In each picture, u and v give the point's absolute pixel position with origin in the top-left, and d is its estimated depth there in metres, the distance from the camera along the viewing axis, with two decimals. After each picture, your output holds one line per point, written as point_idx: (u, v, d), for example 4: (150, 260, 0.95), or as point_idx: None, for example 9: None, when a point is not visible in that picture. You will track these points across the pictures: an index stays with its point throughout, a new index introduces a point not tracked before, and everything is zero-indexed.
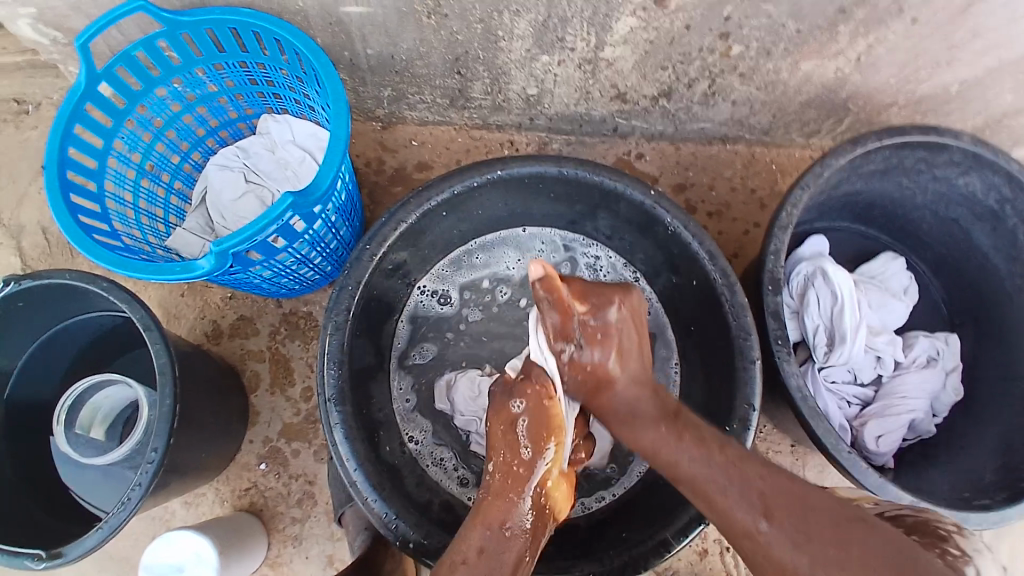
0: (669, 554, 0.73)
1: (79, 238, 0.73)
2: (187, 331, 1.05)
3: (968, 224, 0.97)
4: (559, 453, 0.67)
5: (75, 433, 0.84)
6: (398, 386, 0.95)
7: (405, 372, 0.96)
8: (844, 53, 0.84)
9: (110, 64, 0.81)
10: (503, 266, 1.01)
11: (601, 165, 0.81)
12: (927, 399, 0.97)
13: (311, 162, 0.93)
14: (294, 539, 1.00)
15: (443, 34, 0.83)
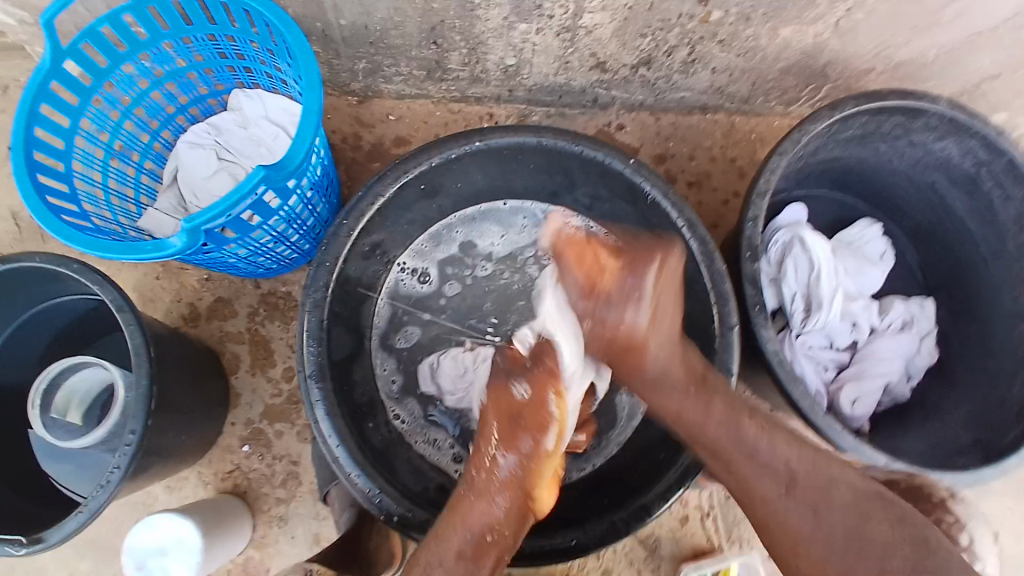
0: (650, 517, 0.75)
1: (49, 220, 0.71)
2: (164, 314, 1.03)
3: (944, 189, 0.98)
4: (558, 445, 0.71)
5: (51, 417, 0.83)
6: (382, 368, 0.94)
7: (390, 354, 0.96)
8: (823, 18, 0.84)
9: (74, 40, 0.78)
10: (486, 243, 0.99)
11: (580, 134, 0.80)
12: (900, 362, 1.00)
13: (285, 137, 0.91)
14: (279, 519, 1.00)
15: (418, 3, 0.81)
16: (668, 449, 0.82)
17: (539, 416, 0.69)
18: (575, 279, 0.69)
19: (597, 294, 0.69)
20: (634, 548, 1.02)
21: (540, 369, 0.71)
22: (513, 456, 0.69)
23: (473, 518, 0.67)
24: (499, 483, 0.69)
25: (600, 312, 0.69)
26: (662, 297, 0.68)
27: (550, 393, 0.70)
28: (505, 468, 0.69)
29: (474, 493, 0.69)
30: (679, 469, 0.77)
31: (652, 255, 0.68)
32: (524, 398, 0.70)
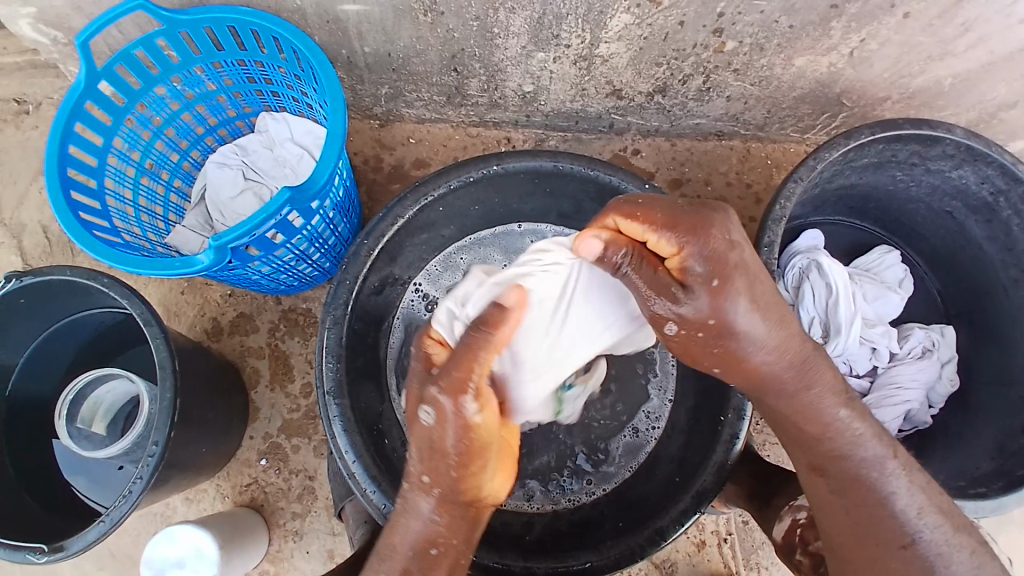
0: (665, 542, 0.75)
1: (80, 234, 0.73)
2: (187, 328, 1.05)
3: (962, 217, 0.97)
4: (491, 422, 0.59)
5: (76, 428, 0.85)
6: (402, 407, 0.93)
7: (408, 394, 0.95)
8: (837, 48, 0.85)
9: (109, 62, 0.81)
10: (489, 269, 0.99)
11: (596, 160, 0.82)
12: (922, 389, 0.98)
13: (309, 158, 0.94)
14: (294, 534, 1.01)
15: (439, 31, 0.84)
16: (684, 474, 0.81)
17: (472, 420, 0.57)
18: (637, 280, 0.59)
19: (670, 292, 0.58)
20: (650, 573, 1.02)
21: (444, 378, 0.56)
22: (444, 464, 0.59)
23: (410, 533, 0.61)
24: (427, 494, 0.60)
25: (682, 315, 0.58)
26: (741, 275, 0.57)
27: (469, 399, 0.56)
28: (434, 481, 0.60)
29: (409, 510, 0.61)
30: (695, 493, 0.77)
31: (705, 226, 0.56)
32: (438, 415, 0.57)
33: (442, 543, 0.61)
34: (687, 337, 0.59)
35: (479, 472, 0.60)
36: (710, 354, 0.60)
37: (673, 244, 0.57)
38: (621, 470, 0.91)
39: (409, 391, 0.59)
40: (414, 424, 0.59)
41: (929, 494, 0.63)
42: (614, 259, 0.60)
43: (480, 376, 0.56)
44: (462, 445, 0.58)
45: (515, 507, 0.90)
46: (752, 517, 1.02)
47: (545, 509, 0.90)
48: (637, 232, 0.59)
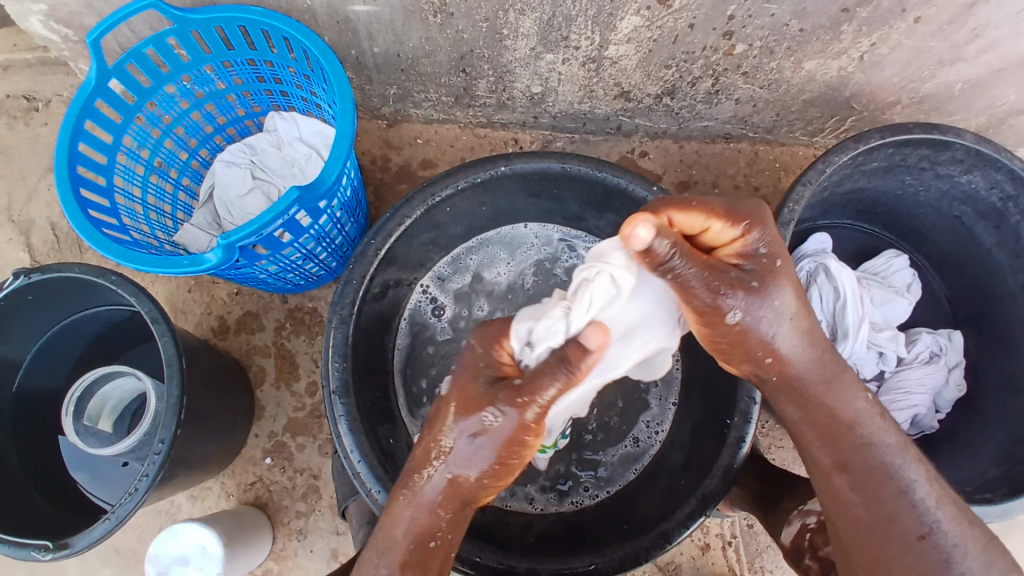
0: (670, 545, 0.74)
1: (89, 232, 0.73)
2: (194, 325, 1.06)
3: (971, 222, 0.97)
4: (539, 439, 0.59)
5: (83, 424, 0.84)
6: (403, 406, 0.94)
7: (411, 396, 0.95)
8: (847, 52, 0.85)
9: (120, 60, 0.81)
10: (493, 271, 1.00)
11: (604, 162, 0.82)
12: (928, 395, 0.97)
13: (317, 158, 0.94)
14: (298, 532, 1.01)
15: (448, 32, 0.84)
16: (689, 477, 0.81)
17: (529, 434, 0.58)
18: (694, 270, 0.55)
19: (732, 278, 0.57)
20: None
21: (523, 391, 0.56)
22: (479, 471, 0.59)
23: (412, 525, 0.60)
24: (446, 496, 0.60)
25: (746, 297, 0.57)
26: (789, 266, 0.60)
27: (535, 413, 0.57)
28: (458, 480, 0.59)
29: (414, 500, 0.60)
30: (700, 496, 0.76)
31: (761, 213, 0.59)
32: (502, 421, 0.57)
33: (438, 538, 0.61)
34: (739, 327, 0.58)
35: (503, 483, 0.62)
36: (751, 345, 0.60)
37: (737, 229, 0.57)
38: (621, 476, 0.91)
39: (469, 391, 0.58)
40: (462, 433, 0.58)
41: (935, 502, 0.62)
42: (664, 250, 0.54)
43: (553, 395, 0.57)
44: (508, 457, 0.59)
45: (517, 509, 0.90)
46: (757, 521, 1.02)
47: (547, 510, 0.91)
48: (698, 222, 0.57)
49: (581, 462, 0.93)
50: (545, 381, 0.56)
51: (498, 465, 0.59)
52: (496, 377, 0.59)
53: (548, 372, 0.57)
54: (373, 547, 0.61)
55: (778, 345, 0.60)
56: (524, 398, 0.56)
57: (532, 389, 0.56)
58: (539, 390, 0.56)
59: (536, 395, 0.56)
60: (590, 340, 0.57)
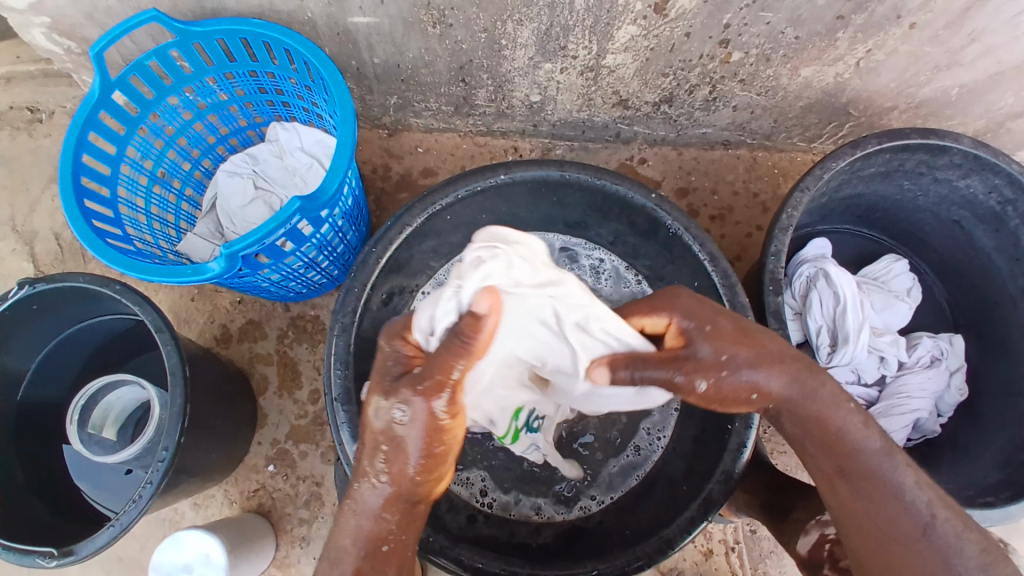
0: (672, 550, 0.74)
1: (93, 242, 0.74)
2: (197, 334, 1.06)
3: (970, 226, 0.97)
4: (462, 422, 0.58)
5: (87, 433, 0.85)
6: None
7: None
8: (843, 59, 0.85)
9: (124, 72, 0.82)
10: None
11: (603, 169, 0.82)
12: (930, 399, 0.97)
13: (318, 167, 0.94)
14: (301, 540, 1.01)
15: (447, 43, 0.85)
16: (691, 483, 0.81)
17: (445, 422, 0.56)
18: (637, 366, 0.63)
19: (680, 361, 0.60)
20: None
21: (425, 379, 0.55)
22: (409, 466, 0.57)
23: (360, 532, 0.59)
24: (388, 496, 0.59)
25: (705, 373, 0.60)
26: (724, 316, 0.62)
27: (445, 399, 0.55)
28: (389, 480, 0.58)
29: (359, 508, 0.59)
30: (702, 501, 0.76)
31: (672, 296, 0.65)
32: (411, 413, 0.55)
33: (393, 540, 0.60)
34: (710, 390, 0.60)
35: (442, 476, 0.60)
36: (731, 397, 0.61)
37: (658, 318, 0.64)
38: (624, 483, 0.91)
39: (376, 387, 0.57)
40: (380, 430, 0.57)
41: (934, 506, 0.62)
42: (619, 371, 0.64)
43: (460, 375, 0.56)
44: (432, 449, 0.57)
45: (521, 516, 0.91)
46: (760, 527, 1.02)
47: (553, 519, 0.90)
48: (630, 326, 0.67)
49: (583, 468, 0.93)
50: (449, 360, 0.56)
51: (425, 459, 0.57)
52: (401, 369, 0.57)
53: (450, 351, 0.56)
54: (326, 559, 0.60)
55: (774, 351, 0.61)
56: (433, 383, 0.55)
57: (439, 372, 0.55)
58: (447, 370, 0.55)
59: (444, 377, 0.55)
60: (480, 305, 0.58)
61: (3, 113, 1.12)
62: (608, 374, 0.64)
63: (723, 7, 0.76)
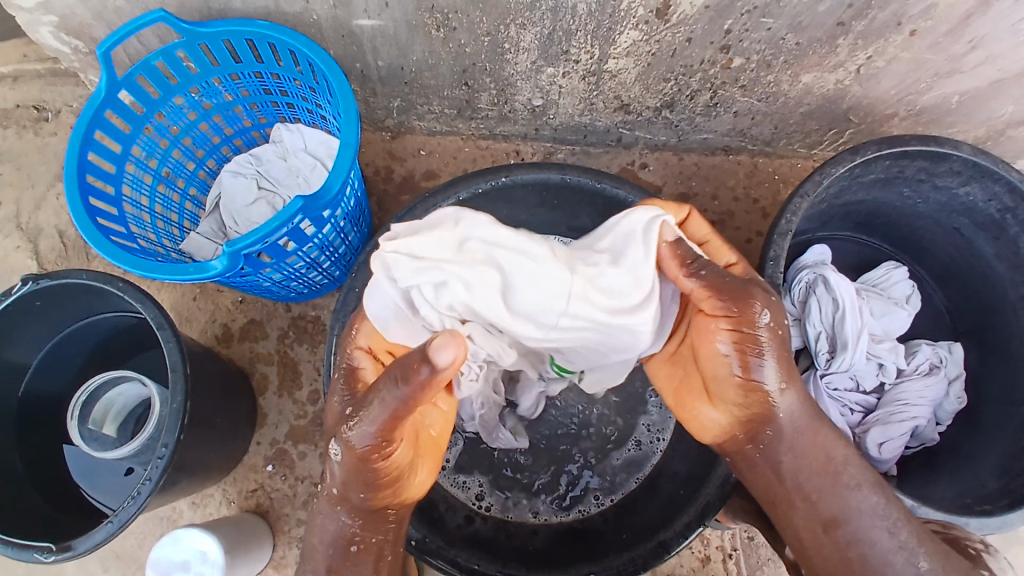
0: (669, 555, 0.75)
1: (97, 239, 0.74)
2: (198, 333, 1.07)
3: (969, 234, 0.97)
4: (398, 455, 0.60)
5: (88, 429, 0.85)
6: None
7: None
8: (844, 65, 0.86)
9: (130, 72, 0.83)
10: None
11: (603, 173, 0.83)
12: (929, 407, 0.96)
13: (321, 169, 0.95)
14: (299, 541, 1.01)
15: (451, 46, 0.85)
16: (690, 488, 0.81)
17: (377, 455, 0.58)
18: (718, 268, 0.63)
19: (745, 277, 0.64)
20: None
21: (358, 412, 0.57)
22: (355, 488, 0.61)
23: (333, 533, 0.64)
24: (341, 506, 0.63)
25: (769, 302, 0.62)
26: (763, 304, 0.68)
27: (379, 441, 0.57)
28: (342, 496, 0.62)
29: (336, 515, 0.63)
30: (701, 507, 0.77)
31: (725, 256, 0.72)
32: (347, 444, 0.58)
33: (358, 541, 0.64)
34: (746, 336, 0.61)
35: (391, 497, 0.63)
36: (752, 377, 0.62)
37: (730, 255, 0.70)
38: (625, 484, 0.91)
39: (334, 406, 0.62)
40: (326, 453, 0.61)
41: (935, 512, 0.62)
42: (687, 253, 0.64)
43: (391, 416, 0.56)
44: (373, 477, 0.60)
45: (519, 520, 0.90)
46: (758, 533, 1.02)
47: (552, 522, 0.90)
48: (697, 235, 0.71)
49: (582, 468, 0.93)
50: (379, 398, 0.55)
51: (365, 486, 0.61)
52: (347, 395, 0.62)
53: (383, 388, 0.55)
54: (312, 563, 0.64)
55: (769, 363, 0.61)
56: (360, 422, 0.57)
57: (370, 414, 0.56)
58: (374, 413, 0.56)
59: (372, 418, 0.56)
60: (441, 359, 0.52)
61: (9, 111, 1.13)
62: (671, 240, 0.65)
63: (724, 13, 0.77)
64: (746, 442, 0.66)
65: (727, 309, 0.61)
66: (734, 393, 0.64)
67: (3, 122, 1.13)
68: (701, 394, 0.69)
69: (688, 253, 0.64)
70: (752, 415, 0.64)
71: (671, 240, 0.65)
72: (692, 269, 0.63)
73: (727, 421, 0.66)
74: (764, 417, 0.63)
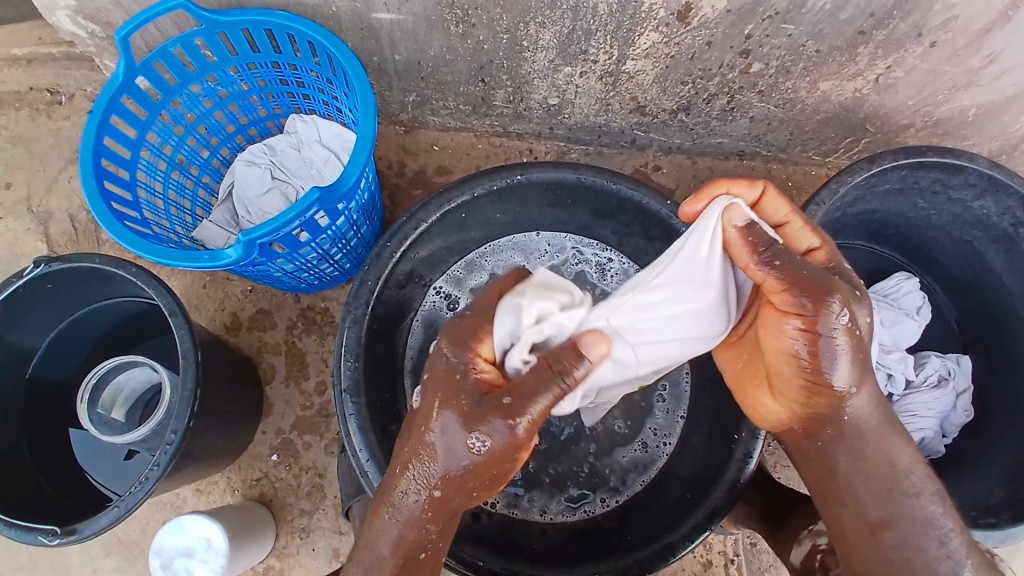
0: (673, 558, 0.74)
1: (112, 224, 0.74)
2: (207, 321, 1.07)
3: (982, 247, 0.97)
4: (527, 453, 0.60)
5: (97, 413, 0.85)
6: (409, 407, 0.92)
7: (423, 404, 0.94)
8: (863, 74, 0.85)
9: (148, 58, 0.83)
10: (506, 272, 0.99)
11: (618, 174, 0.82)
12: (936, 418, 0.97)
13: (335, 161, 0.95)
14: (301, 531, 1.02)
15: (469, 42, 0.85)
16: (695, 491, 0.81)
17: (519, 452, 0.58)
18: (794, 258, 0.60)
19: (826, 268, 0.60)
20: None
21: (513, 409, 0.56)
22: (469, 488, 0.59)
23: (401, 542, 0.61)
24: (433, 511, 0.60)
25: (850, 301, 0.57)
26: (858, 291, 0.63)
27: (526, 436, 0.57)
28: (441, 501, 0.60)
29: (401, 517, 0.60)
30: (707, 511, 0.76)
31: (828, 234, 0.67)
32: (487, 444, 0.57)
33: (430, 548, 0.61)
34: (819, 335, 0.57)
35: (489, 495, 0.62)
36: (818, 377, 0.59)
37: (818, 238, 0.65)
38: (631, 485, 0.91)
39: (450, 407, 0.58)
40: (441, 455, 0.58)
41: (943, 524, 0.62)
42: (761, 236, 0.62)
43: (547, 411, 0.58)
44: (494, 475, 0.59)
45: (526, 518, 0.91)
46: (761, 539, 1.02)
47: (558, 521, 0.90)
48: (782, 215, 0.66)
49: (590, 469, 0.93)
50: (542, 396, 0.57)
51: (483, 487, 0.60)
52: (483, 391, 0.58)
53: (543, 385, 0.57)
54: (360, 562, 0.61)
55: (845, 363, 0.58)
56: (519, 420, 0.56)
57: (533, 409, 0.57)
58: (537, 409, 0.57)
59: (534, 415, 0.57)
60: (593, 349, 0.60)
61: (23, 94, 1.13)
62: (741, 225, 0.64)
63: (745, 18, 0.76)
64: (802, 436, 0.65)
65: (801, 305, 0.58)
66: (798, 391, 0.62)
67: (16, 105, 1.13)
68: (763, 381, 0.67)
69: (760, 240, 0.62)
70: (816, 414, 0.62)
71: (739, 225, 0.64)
72: (766, 257, 0.60)
73: (786, 414, 0.65)
74: (826, 416, 0.61)
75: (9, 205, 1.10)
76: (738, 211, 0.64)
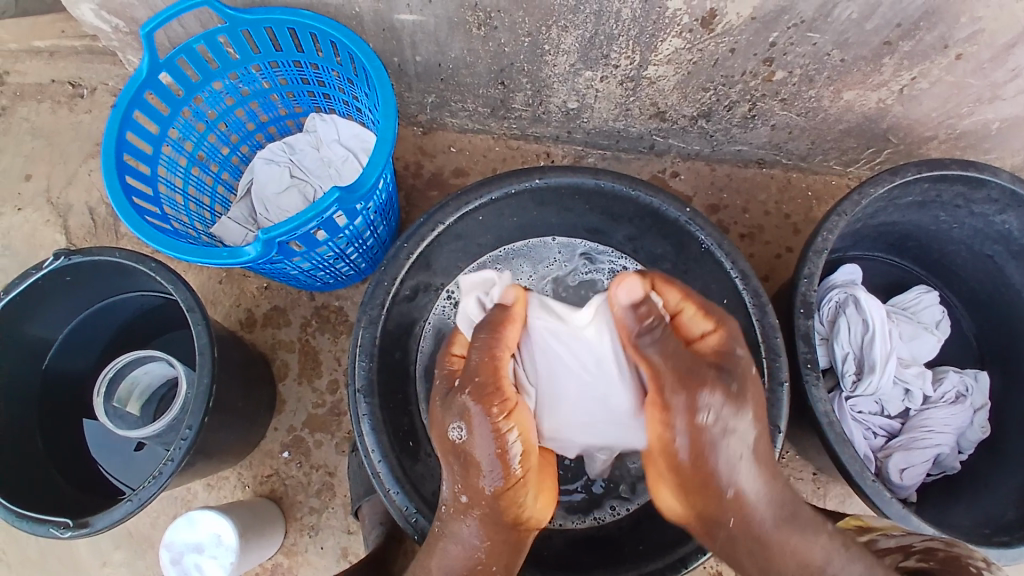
0: (685, 570, 0.74)
1: (132, 218, 0.75)
2: (222, 316, 1.08)
3: (1004, 262, 0.95)
4: (522, 427, 0.61)
5: (112, 406, 0.86)
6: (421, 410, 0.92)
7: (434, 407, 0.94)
8: (887, 84, 0.85)
9: (172, 54, 0.84)
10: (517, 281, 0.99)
11: (637, 180, 0.82)
12: (953, 435, 0.94)
13: (354, 161, 0.95)
14: (310, 528, 1.02)
15: (490, 45, 0.85)
16: None
17: (501, 429, 0.58)
18: (660, 349, 0.59)
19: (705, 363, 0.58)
20: None
21: (467, 384, 0.60)
22: (482, 481, 0.60)
23: (450, 559, 0.62)
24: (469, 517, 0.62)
25: (723, 398, 0.56)
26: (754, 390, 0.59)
27: (493, 406, 0.58)
28: (474, 506, 0.61)
29: (455, 536, 0.62)
30: None
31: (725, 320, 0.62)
32: (467, 430, 0.58)
33: (481, 570, 0.62)
34: (691, 437, 0.57)
35: (519, 493, 0.62)
36: (695, 485, 0.59)
37: (709, 324, 0.62)
38: (641, 495, 0.90)
39: (434, 409, 0.62)
40: (449, 451, 0.60)
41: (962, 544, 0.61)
42: (641, 310, 0.61)
43: (499, 373, 0.61)
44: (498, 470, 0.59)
45: None
46: None
47: (569, 528, 0.90)
48: (675, 302, 0.64)
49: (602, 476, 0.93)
50: (484, 359, 0.61)
51: (496, 484, 0.59)
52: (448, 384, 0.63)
53: (477, 346, 0.62)
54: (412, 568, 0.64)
55: (719, 462, 0.57)
56: (484, 396, 0.59)
57: (488, 375, 0.60)
58: (493, 367, 0.61)
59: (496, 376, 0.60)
60: (506, 297, 0.68)
61: (46, 87, 1.15)
62: (623, 292, 0.62)
63: (770, 26, 0.76)
64: (702, 534, 0.63)
65: (666, 402, 0.58)
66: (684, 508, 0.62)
67: (39, 97, 1.15)
68: (660, 477, 0.65)
69: (632, 321, 0.61)
70: (710, 514, 0.61)
71: (625, 306, 0.62)
72: (635, 340, 0.61)
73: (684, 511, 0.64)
74: (718, 519, 0.60)
75: (29, 196, 1.12)
76: (623, 279, 0.63)
